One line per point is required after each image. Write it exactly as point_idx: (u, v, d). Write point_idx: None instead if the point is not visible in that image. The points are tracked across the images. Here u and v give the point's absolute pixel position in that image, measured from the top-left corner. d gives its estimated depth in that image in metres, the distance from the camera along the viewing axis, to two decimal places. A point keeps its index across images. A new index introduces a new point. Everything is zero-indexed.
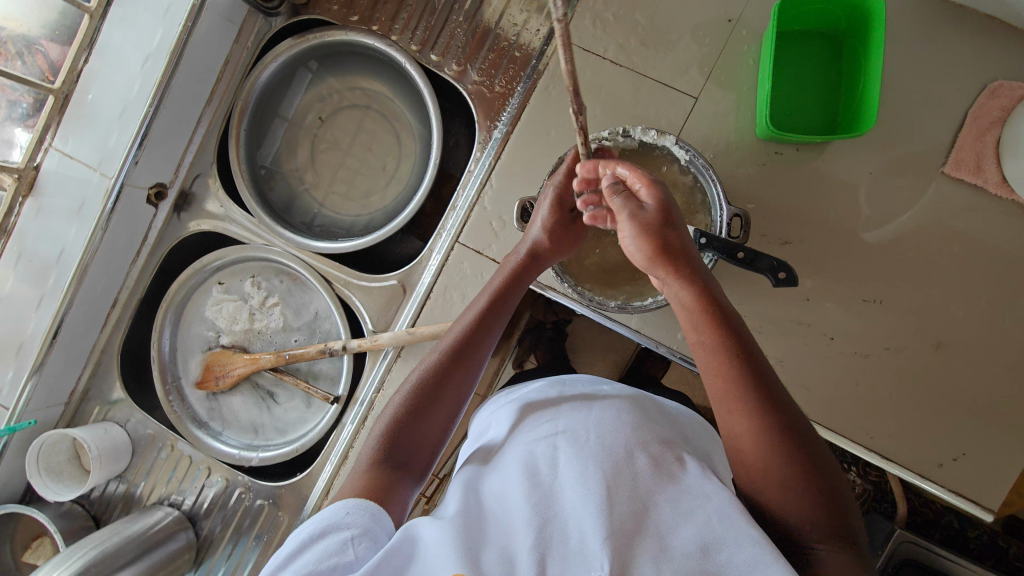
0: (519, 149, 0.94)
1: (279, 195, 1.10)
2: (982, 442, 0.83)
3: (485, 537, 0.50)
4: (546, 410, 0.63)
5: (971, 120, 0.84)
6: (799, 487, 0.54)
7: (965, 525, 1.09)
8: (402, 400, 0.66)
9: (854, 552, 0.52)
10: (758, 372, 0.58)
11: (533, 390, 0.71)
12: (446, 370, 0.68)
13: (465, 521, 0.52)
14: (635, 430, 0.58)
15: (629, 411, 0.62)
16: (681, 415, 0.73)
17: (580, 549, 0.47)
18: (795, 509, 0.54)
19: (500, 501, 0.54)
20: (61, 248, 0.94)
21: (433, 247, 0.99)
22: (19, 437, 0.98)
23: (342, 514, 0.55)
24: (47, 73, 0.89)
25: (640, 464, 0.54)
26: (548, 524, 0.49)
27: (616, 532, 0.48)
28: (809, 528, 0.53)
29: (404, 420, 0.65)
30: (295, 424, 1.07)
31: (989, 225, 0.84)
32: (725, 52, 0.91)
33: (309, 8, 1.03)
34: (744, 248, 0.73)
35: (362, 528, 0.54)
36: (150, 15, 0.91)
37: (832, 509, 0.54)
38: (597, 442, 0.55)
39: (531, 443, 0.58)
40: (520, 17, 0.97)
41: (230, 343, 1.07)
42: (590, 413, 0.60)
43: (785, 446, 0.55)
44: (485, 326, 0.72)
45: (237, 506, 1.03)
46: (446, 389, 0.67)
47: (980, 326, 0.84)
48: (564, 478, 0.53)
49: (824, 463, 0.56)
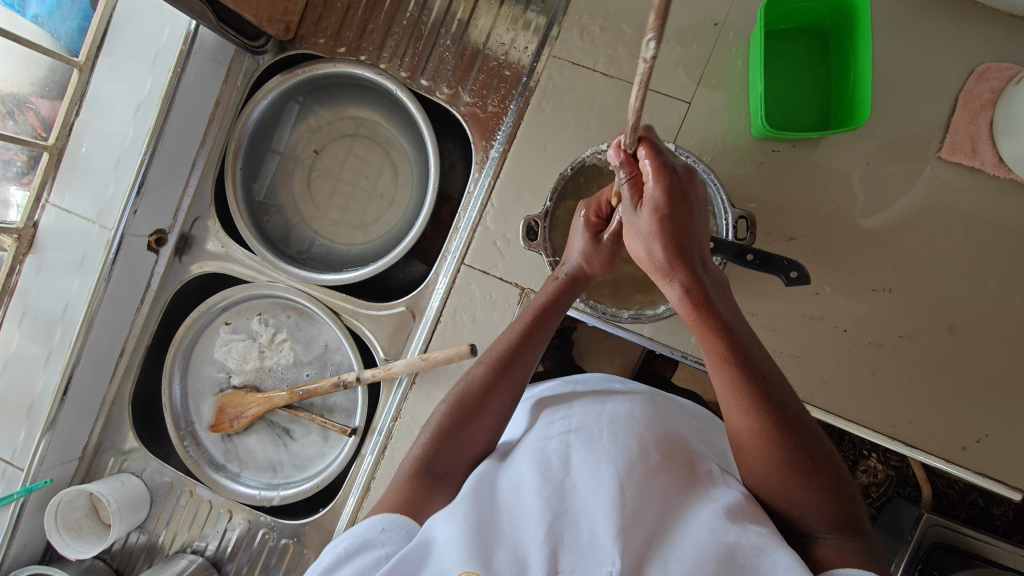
0: (517, 167, 0.95)
1: (278, 230, 1.09)
2: (1003, 421, 0.83)
3: (496, 536, 0.48)
4: (560, 409, 0.66)
5: (963, 103, 0.84)
6: (801, 479, 0.54)
7: (990, 502, 1.09)
8: (442, 417, 0.67)
9: (858, 537, 0.53)
10: (756, 370, 0.57)
11: (545, 389, 0.76)
12: (488, 389, 0.69)
13: (474, 517, 0.50)
14: (647, 428, 0.59)
15: (641, 407, 0.65)
16: (698, 416, 0.75)
17: (590, 543, 0.45)
18: (797, 499, 0.54)
19: (512, 498, 0.54)
20: (65, 302, 0.93)
21: (438, 270, 0.98)
22: (35, 497, 0.97)
23: (377, 531, 0.55)
24: (39, 130, 0.88)
25: (652, 458, 0.55)
26: (560, 517, 0.48)
27: (627, 523, 0.46)
28: (812, 517, 0.54)
29: (443, 436, 0.65)
30: (313, 459, 1.06)
31: (989, 206, 0.84)
32: (713, 55, 0.92)
33: (296, 43, 1.03)
34: (753, 250, 0.73)
35: (396, 544, 0.54)
36: (139, 64, 0.91)
37: (835, 497, 0.54)
38: (611, 439, 0.56)
39: (543, 442, 0.59)
40: (508, 36, 0.98)
41: (241, 383, 1.06)
42: (603, 411, 0.63)
43: (785, 437, 0.55)
44: (525, 347, 0.72)
45: (262, 547, 1.02)
46: (492, 400, 0.68)
47: (990, 306, 0.84)
48: (577, 472, 0.53)
49: (826, 452, 0.56)
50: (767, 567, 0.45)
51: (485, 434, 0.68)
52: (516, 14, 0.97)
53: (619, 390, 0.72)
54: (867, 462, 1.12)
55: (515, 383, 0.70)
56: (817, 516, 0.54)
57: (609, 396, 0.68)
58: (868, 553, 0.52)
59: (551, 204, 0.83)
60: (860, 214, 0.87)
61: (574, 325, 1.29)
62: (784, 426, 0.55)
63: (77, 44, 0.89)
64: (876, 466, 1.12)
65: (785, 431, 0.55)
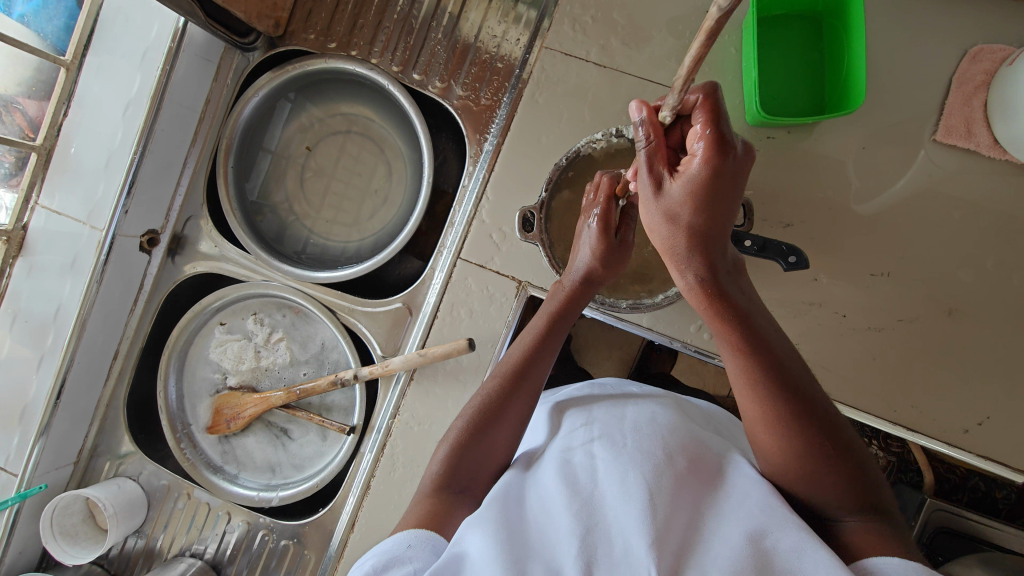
0: (512, 159, 0.94)
1: (272, 229, 1.08)
2: (1004, 403, 0.83)
3: (529, 550, 0.47)
4: (581, 413, 0.65)
5: (957, 86, 0.84)
6: (820, 466, 0.54)
7: (991, 486, 1.09)
8: (463, 425, 0.67)
9: (881, 517, 0.53)
10: (767, 355, 0.57)
11: (569, 393, 0.74)
12: (506, 394, 0.68)
13: (505, 531, 0.49)
14: (671, 430, 0.58)
15: (663, 410, 0.63)
16: (713, 417, 0.73)
17: (624, 554, 0.45)
18: (819, 485, 0.54)
19: (540, 510, 0.53)
20: (58, 305, 0.92)
21: (434, 266, 0.98)
22: (30, 503, 0.95)
23: (404, 548, 0.53)
24: (27, 130, 0.87)
25: (679, 464, 0.54)
26: (592, 530, 0.48)
27: (660, 533, 0.46)
28: (834, 501, 0.54)
29: (464, 445, 0.65)
30: (312, 459, 1.05)
31: (986, 188, 0.84)
32: (706, 43, 0.91)
33: (286, 39, 1.02)
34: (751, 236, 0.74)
35: (424, 560, 0.52)
36: (127, 62, 0.90)
37: (856, 479, 0.54)
38: (635, 444, 0.55)
39: (567, 453, 0.58)
40: (499, 28, 0.97)
41: (237, 384, 1.05)
42: (624, 416, 0.61)
43: (800, 421, 0.55)
44: (540, 352, 0.72)
45: (262, 549, 1.01)
46: (510, 410, 0.68)
47: (988, 288, 0.84)
48: (604, 483, 0.52)
49: (842, 434, 0.56)
50: (806, 568, 0.44)
51: (506, 441, 0.67)
52: (506, 7, 0.96)
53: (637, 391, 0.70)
54: (869, 450, 1.14)
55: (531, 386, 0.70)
56: (840, 499, 0.54)
57: (629, 398, 0.66)
58: (894, 531, 0.52)
59: (546, 194, 0.83)
60: (855, 199, 0.87)
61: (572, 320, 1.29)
62: (798, 410, 0.55)
63: (64, 43, 0.88)
64: (878, 454, 1.13)
65: (798, 414, 0.55)
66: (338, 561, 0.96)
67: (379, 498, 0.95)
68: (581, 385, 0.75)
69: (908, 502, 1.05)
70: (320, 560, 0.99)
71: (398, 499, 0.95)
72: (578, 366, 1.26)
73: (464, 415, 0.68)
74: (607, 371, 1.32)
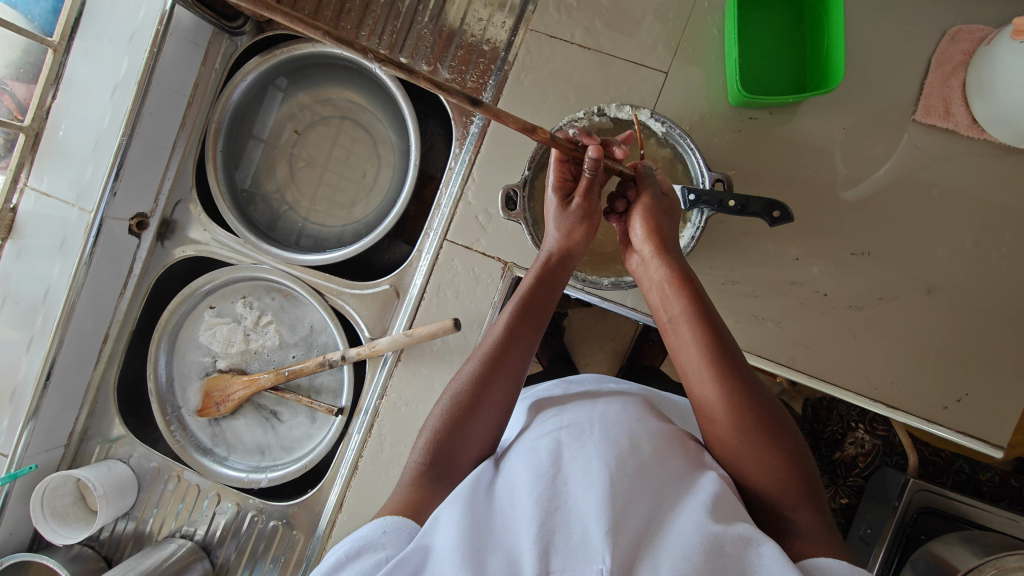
0: (497, 142, 0.95)
1: (262, 215, 1.09)
2: (982, 380, 0.85)
3: (489, 541, 0.47)
4: (553, 407, 0.64)
5: (935, 67, 0.85)
6: (764, 445, 0.57)
7: (975, 468, 1.09)
8: (457, 395, 0.64)
9: (821, 517, 0.55)
10: (725, 352, 0.62)
11: (542, 390, 0.74)
12: (485, 378, 0.65)
13: (469, 521, 0.49)
14: (639, 422, 0.58)
15: (634, 404, 0.63)
16: (685, 407, 0.75)
17: (581, 541, 0.45)
18: (773, 482, 0.56)
19: (506, 499, 0.53)
20: (47, 286, 0.93)
21: (421, 248, 0.98)
22: (20, 484, 0.96)
23: (378, 534, 0.52)
24: (16, 112, 0.87)
25: (643, 452, 0.53)
26: (552, 515, 0.47)
27: (618, 520, 0.46)
28: (783, 499, 0.55)
29: (460, 415, 0.63)
30: (301, 441, 1.06)
31: (964, 167, 0.85)
32: (689, 26, 0.92)
33: (274, 24, 1.03)
34: (733, 196, 0.74)
35: (397, 546, 0.51)
36: (114, 45, 0.91)
37: (804, 478, 0.57)
38: (602, 433, 0.55)
39: (535, 441, 0.57)
40: (484, 12, 0.98)
41: (227, 367, 1.06)
42: (594, 408, 0.61)
43: (756, 416, 0.58)
44: (534, 323, 0.69)
45: (251, 530, 1.02)
46: (490, 392, 0.64)
47: (967, 266, 0.85)
48: (569, 470, 0.51)
49: (790, 433, 0.59)
50: (752, 563, 0.45)
51: (498, 415, 0.65)
52: None
53: (613, 388, 0.70)
54: (854, 434, 1.16)
55: (523, 354, 0.67)
56: (789, 499, 0.55)
57: (601, 393, 0.66)
58: (833, 533, 0.54)
59: (529, 172, 0.84)
60: (840, 184, 0.87)
61: (563, 309, 1.29)
62: (754, 405, 0.59)
63: (51, 25, 0.88)
64: (863, 437, 1.15)
65: (756, 408, 0.58)
66: (327, 541, 0.97)
67: (366, 478, 0.96)
68: (557, 383, 0.75)
69: (891, 483, 1.04)
70: (309, 541, 0.99)
71: (385, 480, 0.95)
72: (569, 355, 1.27)
73: (458, 382, 0.65)
74: (596, 359, 1.32)
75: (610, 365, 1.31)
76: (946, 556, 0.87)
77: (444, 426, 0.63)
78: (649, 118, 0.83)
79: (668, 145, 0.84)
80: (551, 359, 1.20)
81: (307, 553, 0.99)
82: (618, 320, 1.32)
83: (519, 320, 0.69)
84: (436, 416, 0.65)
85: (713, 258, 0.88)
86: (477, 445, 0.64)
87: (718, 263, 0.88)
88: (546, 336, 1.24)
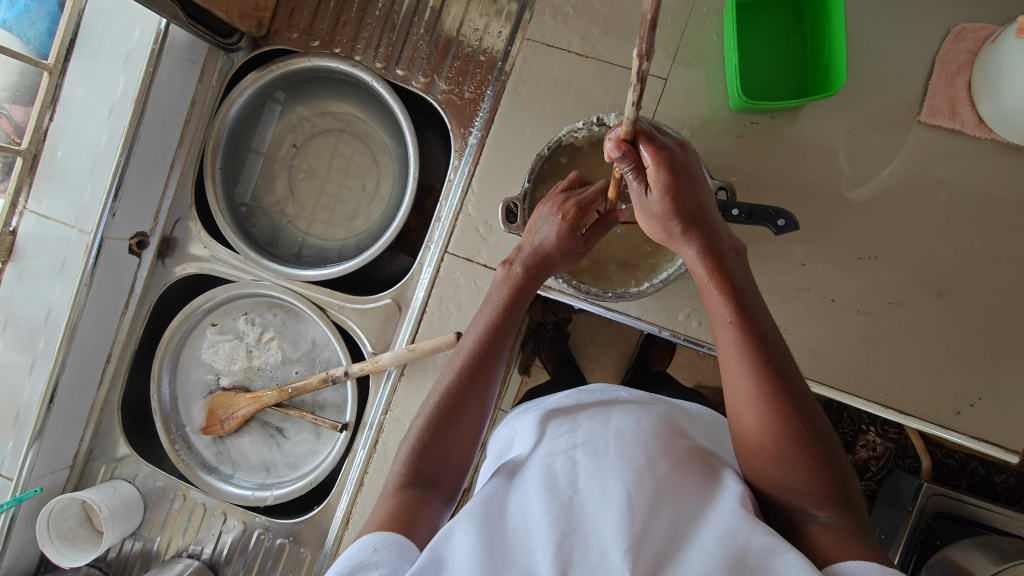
0: (496, 151, 0.94)
1: (262, 230, 1.08)
2: (995, 383, 0.83)
3: (507, 560, 0.47)
4: (565, 421, 0.63)
5: (939, 66, 0.84)
6: (791, 441, 0.53)
7: (990, 469, 1.07)
8: (434, 405, 0.64)
9: (846, 513, 0.52)
10: (764, 343, 0.57)
11: (555, 400, 0.72)
12: (462, 391, 0.64)
13: (485, 541, 0.48)
14: (656, 436, 0.57)
15: (650, 417, 0.61)
16: (700, 417, 0.73)
17: (600, 561, 0.44)
18: (798, 481, 0.53)
19: (520, 518, 0.52)
20: (48, 308, 0.93)
21: (422, 261, 0.98)
22: (26, 507, 0.96)
23: (370, 552, 0.50)
24: (13, 135, 0.87)
25: (661, 468, 0.52)
26: (569, 536, 0.46)
27: (637, 539, 0.45)
28: (805, 495, 0.52)
29: (439, 429, 0.62)
30: (306, 457, 1.05)
31: (969, 168, 0.84)
32: (687, 31, 0.91)
33: (270, 39, 1.03)
34: (737, 205, 0.73)
35: (391, 564, 0.49)
36: (110, 66, 0.91)
37: (829, 475, 0.53)
38: (618, 451, 0.54)
39: (550, 456, 0.56)
40: (481, 21, 0.97)
41: (230, 384, 1.06)
42: (608, 423, 0.60)
43: (789, 413, 0.54)
44: (516, 310, 0.72)
45: (258, 548, 1.01)
46: (468, 407, 0.64)
47: (975, 267, 0.84)
48: (585, 490, 0.51)
49: (823, 431, 0.55)
50: (777, 570, 0.44)
51: (472, 431, 0.64)
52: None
53: (626, 398, 0.69)
54: (865, 437, 1.14)
55: (505, 335, 0.69)
56: (812, 496, 0.52)
57: (615, 405, 0.65)
58: (861, 532, 0.50)
59: (528, 184, 0.83)
60: (843, 187, 0.86)
61: (568, 316, 1.29)
62: (787, 399, 0.54)
63: (47, 47, 0.88)
64: (875, 440, 1.13)
65: (790, 404, 0.54)
66: (334, 557, 0.96)
67: (372, 494, 0.95)
68: (568, 394, 0.73)
69: (904, 487, 1.03)
70: (316, 557, 0.99)
71: None
72: (574, 362, 1.26)
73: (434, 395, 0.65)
74: (601, 365, 1.31)
75: (616, 371, 1.30)
76: (962, 562, 0.85)
77: (434, 417, 0.63)
78: None
79: None
80: (556, 367, 1.19)
81: (315, 570, 0.98)
82: (622, 326, 1.31)
83: (506, 313, 0.71)
84: (439, 385, 0.66)
85: None
86: (472, 425, 0.64)
87: None
88: (550, 343, 1.24)
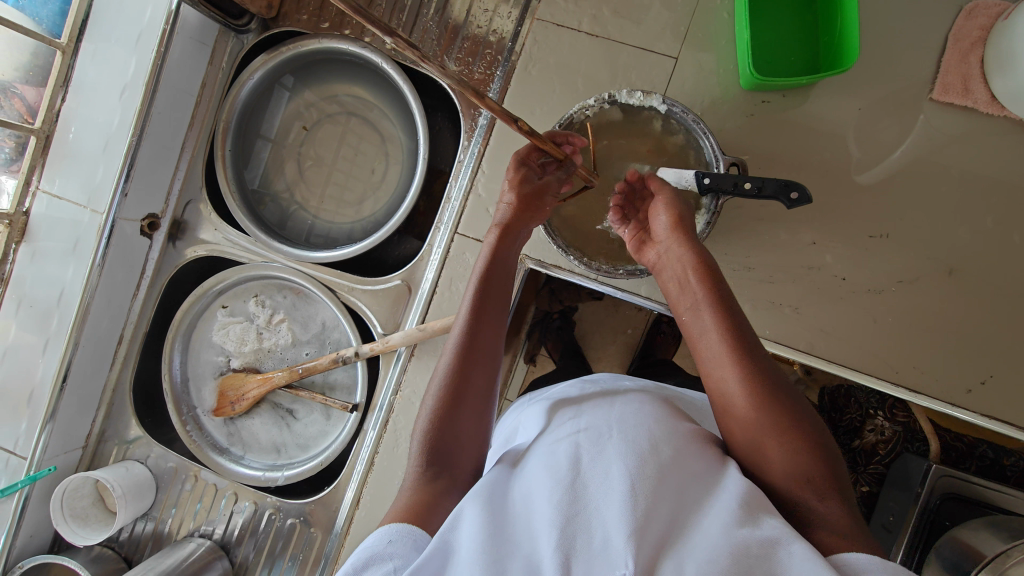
0: (506, 133, 0.95)
1: (271, 215, 1.09)
2: (1006, 361, 0.83)
3: (508, 548, 0.47)
4: (570, 409, 0.62)
5: (952, 43, 0.83)
6: (788, 429, 0.54)
7: (999, 453, 1.07)
8: (439, 393, 0.64)
9: (846, 506, 0.52)
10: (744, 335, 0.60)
11: (559, 390, 0.72)
12: (464, 375, 0.65)
13: (489, 528, 0.48)
14: (660, 421, 0.56)
15: (654, 405, 0.60)
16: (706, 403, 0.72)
17: (603, 547, 0.44)
18: (798, 470, 0.53)
19: (523, 505, 0.52)
20: (61, 288, 0.93)
21: (432, 242, 0.98)
22: (40, 486, 0.96)
23: (385, 544, 0.50)
24: (26, 115, 0.88)
25: (665, 453, 0.51)
26: (572, 520, 0.47)
27: (641, 523, 0.45)
28: (806, 485, 0.52)
29: (448, 415, 0.63)
30: (316, 438, 1.06)
31: (981, 146, 0.83)
32: (697, 12, 0.91)
33: (279, 21, 1.04)
34: (749, 179, 0.73)
35: (405, 556, 0.50)
36: (121, 46, 0.91)
37: (826, 466, 0.54)
38: (621, 435, 0.53)
39: (554, 443, 0.56)
40: (490, 3, 0.97)
41: (241, 366, 1.06)
42: (612, 409, 0.59)
43: (781, 405, 0.56)
44: (500, 283, 0.73)
45: (269, 529, 1.02)
46: (469, 396, 0.65)
47: (987, 244, 0.83)
48: (589, 474, 0.50)
49: (813, 422, 0.56)
50: (782, 559, 0.44)
51: (480, 412, 0.65)
52: None
53: (629, 387, 0.68)
54: (872, 421, 1.14)
55: (504, 310, 0.72)
56: (813, 486, 0.52)
57: (618, 394, 0.63)
58: (860, 528, 0.51)
59: None
60: (854, 167, 0.86)
61: (575, 304, 1.29)
62: (776, 391, 0.56)
63: (59, 27, 0.88)
64: (882, 424, 1.12)
65: (778, 395, 0.56)
66: (344, 538, 0.97)
67: (383, 474, 0.96)
68: (573, 383, 0.74)
69: (913, 470, 1.03)
70: (327, 538, 0.99)
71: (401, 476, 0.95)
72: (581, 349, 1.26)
73: (438, 381, 0.65)
74: (608, 353, 1.32)
75: (622, 358, 1.31)
76: (972, 541, 0.85)
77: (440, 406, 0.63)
78: (660, 104, 0.82)
79: (678, 131, 0.83)
80: (563, 354, 1.19)
81: (325, 551, 0.99)
82: (630, 313, 1.31)
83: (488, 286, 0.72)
84: (438, 374, 0.66)
85: (729, 244, 0.87)
86: (479, 406, 0.65)
87: (732, 250, 0.87)
88: (557, 331, 1.26)
